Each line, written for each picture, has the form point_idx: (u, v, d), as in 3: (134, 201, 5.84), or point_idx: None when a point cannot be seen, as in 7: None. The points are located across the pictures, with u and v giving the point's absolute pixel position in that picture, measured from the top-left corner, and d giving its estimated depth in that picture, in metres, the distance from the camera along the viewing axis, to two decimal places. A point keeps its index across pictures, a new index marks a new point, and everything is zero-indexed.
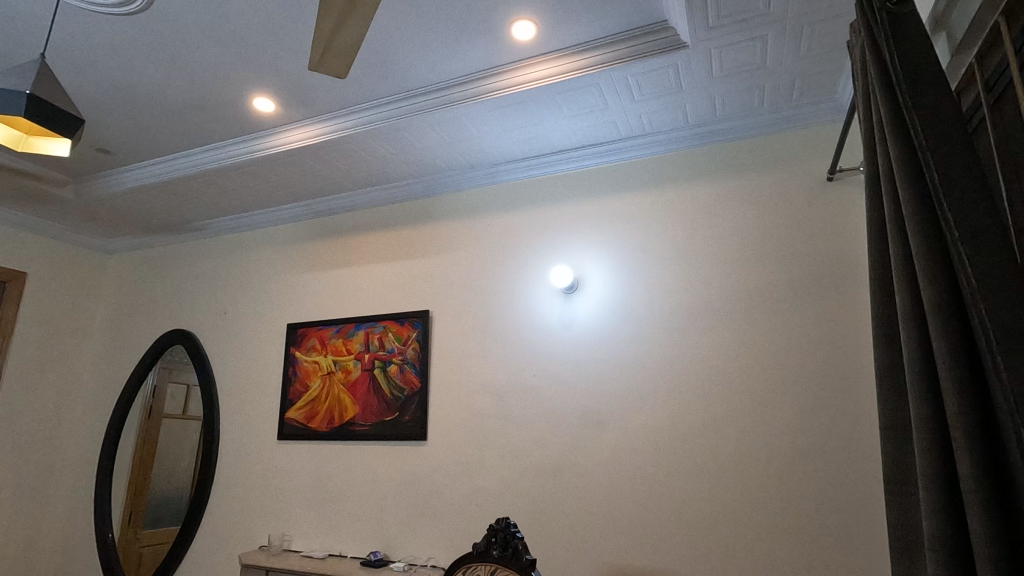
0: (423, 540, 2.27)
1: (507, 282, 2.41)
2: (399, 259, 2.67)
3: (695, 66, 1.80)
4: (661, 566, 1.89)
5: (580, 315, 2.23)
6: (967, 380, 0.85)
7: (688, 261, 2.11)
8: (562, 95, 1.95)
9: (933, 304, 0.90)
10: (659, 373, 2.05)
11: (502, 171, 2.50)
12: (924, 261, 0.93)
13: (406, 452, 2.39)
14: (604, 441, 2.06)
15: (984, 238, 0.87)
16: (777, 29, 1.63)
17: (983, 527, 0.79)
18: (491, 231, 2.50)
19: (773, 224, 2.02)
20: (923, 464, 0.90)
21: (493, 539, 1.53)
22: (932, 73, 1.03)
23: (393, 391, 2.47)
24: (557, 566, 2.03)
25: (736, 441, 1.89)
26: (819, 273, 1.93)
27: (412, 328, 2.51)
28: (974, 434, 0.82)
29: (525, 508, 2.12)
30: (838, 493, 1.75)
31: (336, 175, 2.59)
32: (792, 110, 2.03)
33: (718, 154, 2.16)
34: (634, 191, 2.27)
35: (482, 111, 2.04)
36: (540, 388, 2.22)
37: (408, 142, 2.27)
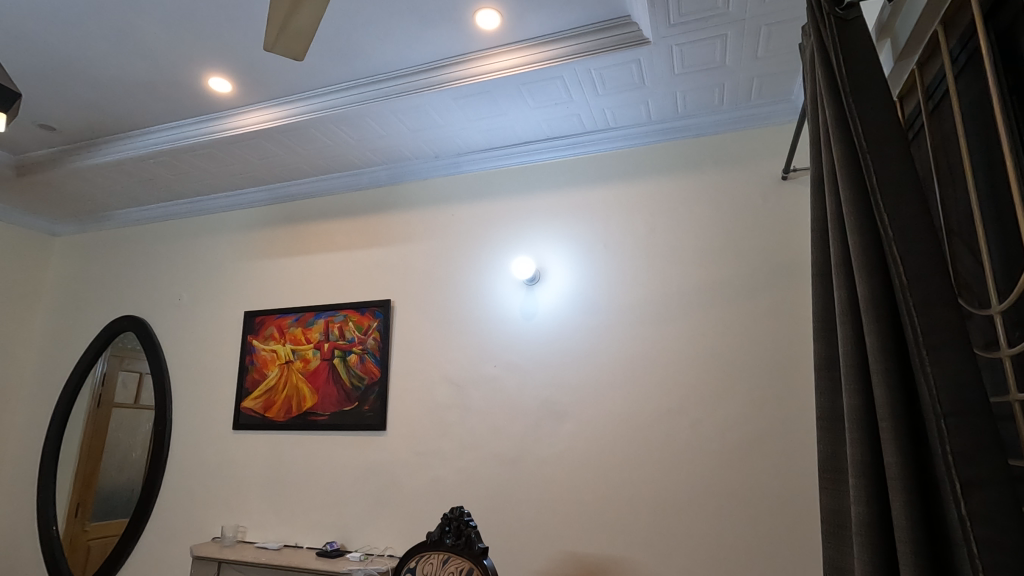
0: (381, 530, 2.26)
1: (470, 272, 2.40)
2: (360, 247, 2.63)
3: (656, 63, 1.82)
4: (613, 553, 1.94)
5: (542, 308, 2.25)
6: (895, 373, 0.89)
7: (649, 256, 2.15)
8: (526, 86, 1.94)
9: (868, 301, 0.94)
10: (617, 365, 2.09)
11: (467, 160, 2.48)
12: (860, 258, 0.97)
13: (365, 442, 2.38)
14: (562, 430, 2.10)
15: (916, 239, 0.91)
16: (735, 29, 1.67)
17: (904, 511, 0.83)
18: (455, 221, 2.48)
19: (728, 220, 2.07)
20: (853, 452, 0.95)
21: (447, 528, 1.54)
22: (874, 78, 1.07)
23: (353, 381, 2.45)
24: (512, 555, 2.05)
25: (688, 432, 1.95)
26: (771, 269, 1.99)
27: (373, 317, 2.49)
28: (901, 424, 0.87)
29: (482, 498, 2.14)
30: (782, 481, 1.82)
31: (296, 160, 2.52)
32: (750, 109, 2.08)
33: (678, 150, 2.20)
34: (597, 184, 2.29)
35: (446, 99, 2.02)
36: (501, 378, 2.23)
37: (370, 128, 2.23)
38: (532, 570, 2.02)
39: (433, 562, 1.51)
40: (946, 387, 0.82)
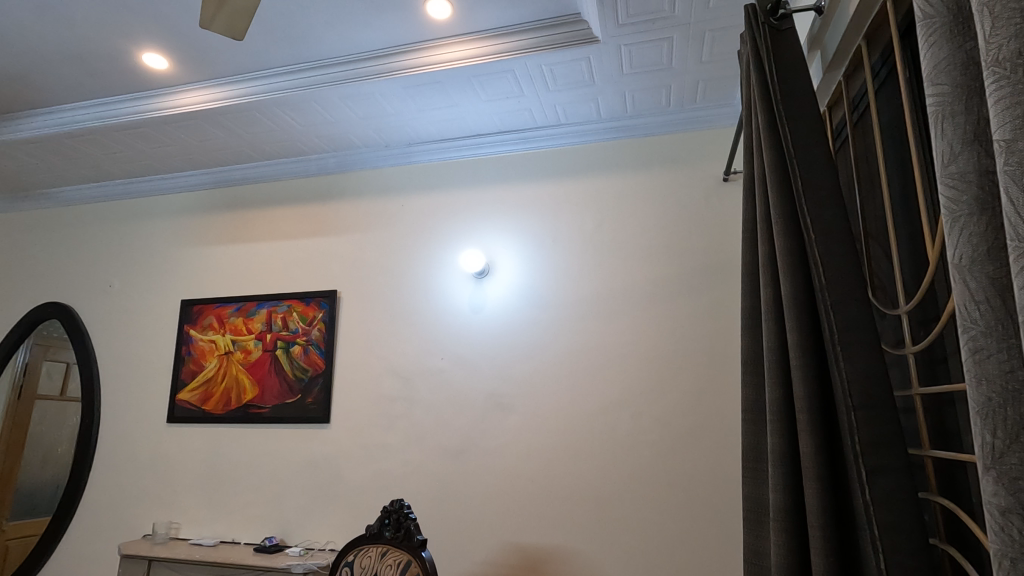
0: (322, 524, 2.23)
1: (420, 264, 2.39)
2: (306, 236, 2.57)
3: (606, 62, 1.84)
4: (554, 542, 1.97)
5: (490, 302, 2.25)
6: (812, 368, 0.95)
7: (596, 252, 2.19)
8: (478, 78, 1.93)
9: (790, 299, 0.99)
10: (563, 358, 2.12)
11: (417, 151, 2.45)
12: (784, 259, 1.02)
13: (307, 435, 2.33)
14: (507, 422, 2.12)
15: (834, 241, 0.98)
16: (681, 32, 1.70)
17: (816, 497, 0.89)
18: (406, 212, 2.45)
19: (672, 219, 2.13)
20: (773, 443, 1.00)
21: (387, 521, 1.54)
22: (801, 89, 1.13)
23: (296, 373, 2.39)
24: (454, 546, 2.06)
25: (629, 425, 2.00)
26: (709, 267, 2.06)
27: (318, 308, 2.44)
28: (816, 415, 0.92)
29: (426, 490, 2.14)
30: (713, 470, 1.90)
31: (238, 143, 2.43)
32: (695, 110, 2.14)
33: (626, 148, 2.24)
34: (547, 179, 2.31)
35: (396, 88, 1.99)
36: (448, 371, 2.23)
37: (317, 113, 2.17)
38: (475, 560, 2.03)
39: (372, 555, 1.50)
40: (857, 382, 0.88)
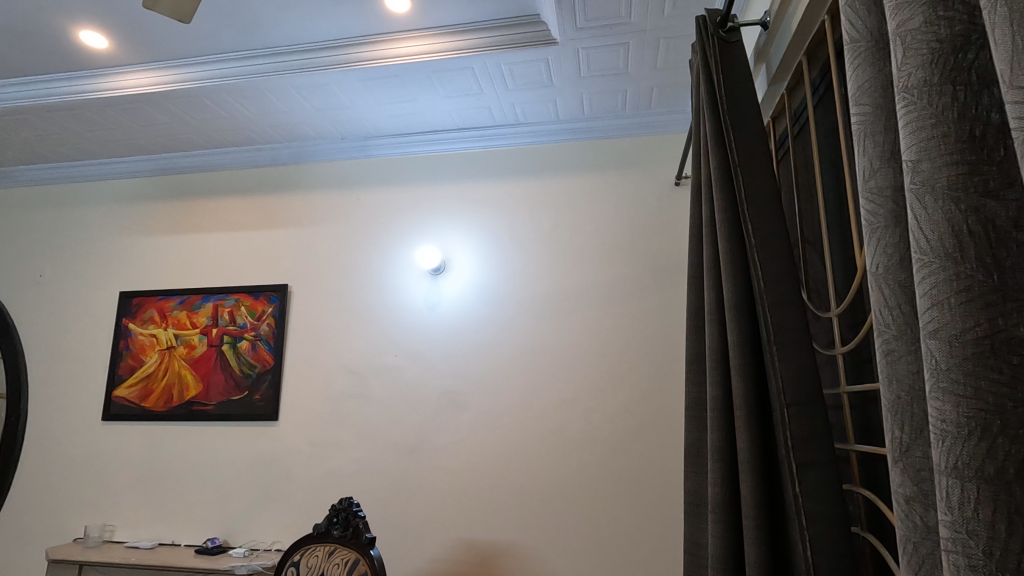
0: (268, 524, 2.17)
1: (375, 260, 2.36)
2: (257, 228, 2.49)
3: (564, 64, 1.86)
4: (504, 538, 1.99)
5: (446, 299, 2.25)
6: (750, 367, 0.99)
7: (551, 252, 2.21)
8: (436, 74, 1.92)
9: (732, 302, 1.04)
10: (517, 356, 2.14)
11: (374, 145, 2.42)
12: (727, 263, 1.07)
13: (254, 433, 2.27)
14: (460, 419, 2.12)
15: (772, 247, 1.03)
16: (637, 39, 1.74)
17: (751, 490, 0.93)
18: (361, 206, 2.42)
19: (626, 220, 2.19)
20: (714, 439, 1.04)
21: (335, 519, 1.52)
22: (746, 101, 1.19)
23: (243, 369, 2.32)
24: (405, 544, 2.05)
25: (580, 421, 2.04)
26: (659, 268, 2.12)
27: (267, 302, 2.37)
28: (752, 413, 0.97)
29: (376, 488, 2.12)
30: (659, 465, 1.96)
31: (184, 130, 2.33)
32: (650, 115, 2.19)
33: (583, 149, 2.28)
34: (505, 177, 2.32)
35: (352, 80, 1.95)
36: (402, 368, 2.22)
37: (270, 102, 2.11)
38: (425, 557, 2.03)
39: (318, 554, 1.47)
40: (790, 381, 0.93)
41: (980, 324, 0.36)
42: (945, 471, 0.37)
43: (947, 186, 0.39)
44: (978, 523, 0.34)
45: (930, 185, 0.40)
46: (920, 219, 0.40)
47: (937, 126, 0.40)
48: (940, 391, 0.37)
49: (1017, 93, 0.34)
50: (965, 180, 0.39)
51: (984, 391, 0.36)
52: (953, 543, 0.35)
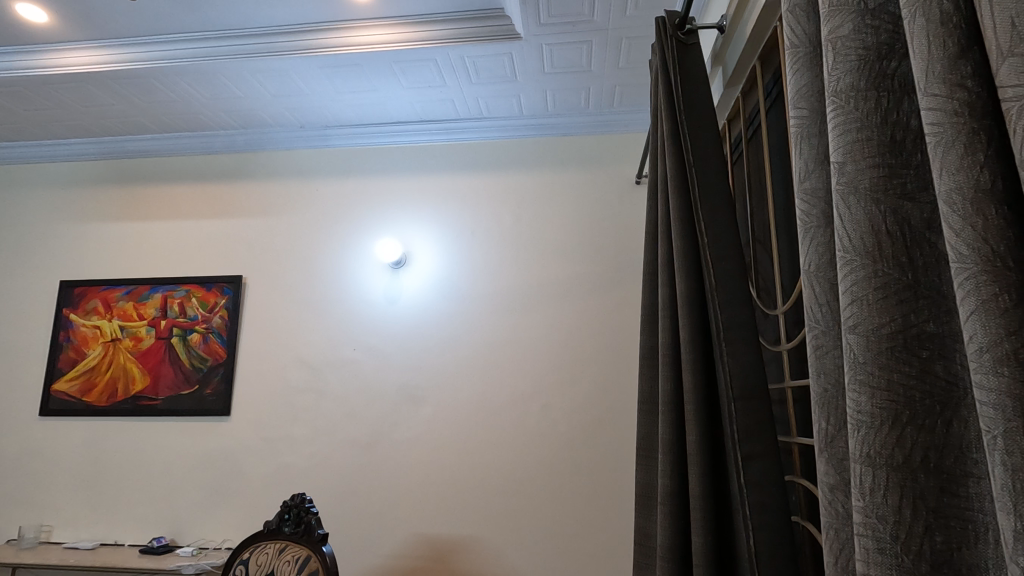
0: (218, 522, 2.11)
1: (333, 252, 2.31)
2: (210, 217, 2.41)
3: (527, 59, 1.87)
4: (462, 532, 1.99)
5: (406, 293, 2.23)
6: (700, 363, 1.02)
7: (513, 247, 2.22)
8: (398, 65, 1.89)
9: (684, 298, 1.06)
10: (477, 351, 2.14)
11: (334, 135, 2.37)
12: (680, 261, 1.09)
13: (204, 429, 2.20)
14: (419, 414, 2.11)
15: (723, 245, 1.06)
16: (600, 37, 1.76)
17: (698, 481, 0.96)
18: (321, 197, 2.37)
19: (586, 217, 2.21)
20: (664, 432, 1.07)
21: (286, 516, 1.49)
22: (702, 103, 1.22)
23: (193, 362, 2.24)
24: (360, 540, 2.02)
25: (539, 416, 2.05)
26: (618, 265, 2.15)
27: (220, 294, 2.30)
28: (701, 407, 0.99)
29: (332, 483, 2.08)
30: (614, 458, 1.99)
31: (133, 112, 2.23)
32: (612, 114, 2.22)
33: (547, 146, 2.29)
34: (468, 171, 2.31)
35: (312, 67, 1.91)
36: (359, 362, 2.18)
37: (224, 87, 2.03)
38: (381, 553, 2.01)
39: (269, 551, 1.44)
40: (737, 375, 0.96)
41: (894, 319, 0.38)
42: (859, 459, 0.38)
43: (869, 187, 0.41)
44: (886, 508, 0.36)
45: (853, 186, 0.41)
46: (844, 218, 0.42)
47: (861, 130, 0.42)
48: (857, 383, 0.39)
49: (933, 99, 0.36)
50: (885, 182, 0.40)
51: (896, 383, 0.38)
52: (864, 528, 0.37)
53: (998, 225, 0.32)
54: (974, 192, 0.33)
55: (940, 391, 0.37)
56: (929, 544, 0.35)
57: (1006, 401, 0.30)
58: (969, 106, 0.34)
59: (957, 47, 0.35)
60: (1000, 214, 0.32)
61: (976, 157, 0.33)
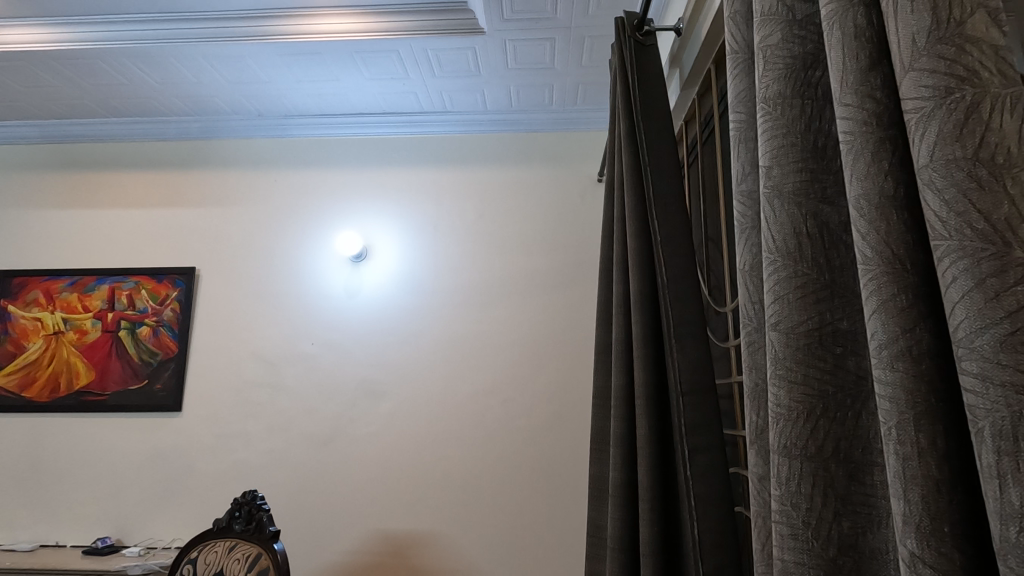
0: (168, 521, 2.04)
1: (292, 245, 2.26)
2: (162, 206, 2.32)
3: (490, 54, 1.86)
4: (420, 527, 1.99)
5: (367, 286, 2.20)
6: (651, 358, 1.05)
7: (475, 241, 2.22)
8: (359, 55, 1.86)
9: (638, 295, 1.09)
10: (438, 346, 2.13)
11: (294, 124, 2.32)
12: (634, 259, 1.12)
13: (154, 425, 2.13)
14: (379, 409, 2.09)
15: (676, 243, 1.08)
16: (563, 35, 1.76)
17: (647, 474, 0.98)
18: (279, 188, 2.31)
19: (548, 214, 2.22)
20: (617, 426, 1.09)
21: (237, 514, 1.46)
22: (659, 104, 1.24)
23: (142, 357, 2.16)
24: (316, 537, 2.00)
25: (499, 410, 2.06)
26: (579, 262, 2.17)
27: (172, 286, 2.22)
28: (651, 401, 1.02)
29: (288, 480, 2.05)
30: (571, 452, 2.02)
31: (78, 94, 2.12)
32: (575, 112, 2.24)
33: (510, 142, 2.30)
34: (431, 165, 2.30)
35: (269, 54, 1.86)
36: (318, 356, 2.15)
37: (176, 71, 1.96)
38: (338, 550, 1.98)
39: (218, 549, 1.41)
40: (687, 370, 0.98)
41: (812, 318, 0.40)
42: (778, 451, 0.40)
43: (793, 191, 0.43)
44: (799, 496, 0.38)
45: (779, 190, 0.43)
46: (769, 219, 0.44)
47: (787, 136, 0.44)
48: (777, 377, 0.41)
49: (846, 108, 0.37)
50: (807, 187, 0.42)
51: (812, 377, 0.40)
52: (780, 515, 0.39)
53: (899, 229, 0.34)
54: (880, 197, 0.35)
55: (852, 385, 0.39)
56: (838, 530, 0.37)
57: (900, 395, 0.32)
58: (876, 116, 0.36)
59: (869, 60, 0.37)
60: (902, 218, 0.34)
61: (882, 165, 0.35)
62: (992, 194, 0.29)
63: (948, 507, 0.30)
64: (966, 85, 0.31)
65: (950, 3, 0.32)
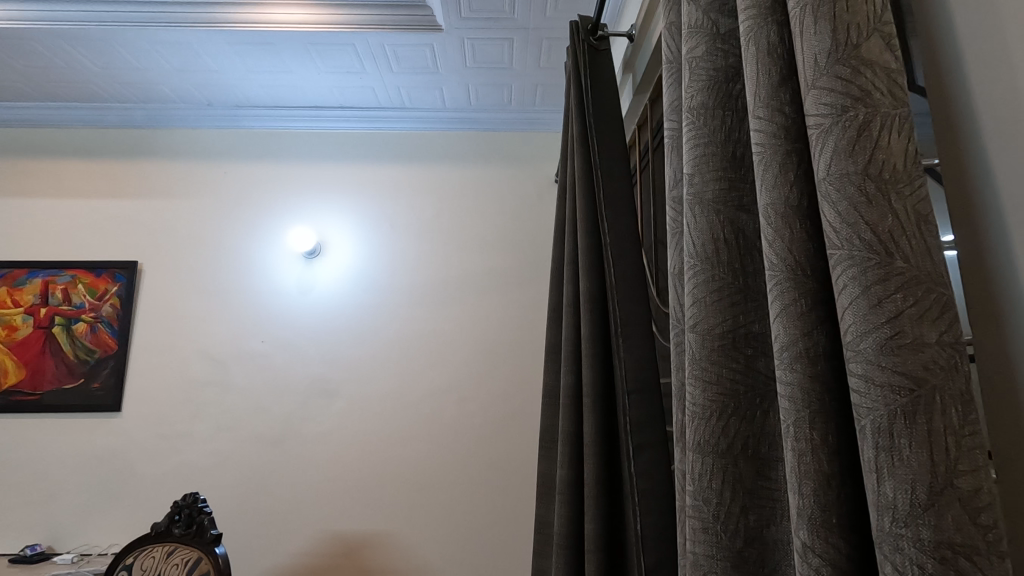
0: (105, 526, 1.95)
1: (243, 240, 2.20)
2: (102, 196, 2.22)
3: (449, 52, 1.85)
4: (372, 527, 1.96)
5: (321, 283, 2.16)
6: (599, 358, 1.07)
7: (432, 240, 2.21)
8: (314, 47, 1.83)
9: (588, 296, 1.11)
10: (393, 344, 2.11)
11: (245, 115, 2.25)
12: (584, 260, 1.14)
13: (91, 426, 2.03)
14: (331, 408, 2.05)
15: (624, 245, 1.11)
16: (522, 36, 1.77)
17: (594, 472, 0.99)
18: (230, 181, 2.25)
19: (506, 214, 2.23)
20: (565, 424, 1.11)
21: (177, 517, 1.41)
22: (610, 108, 1.26)
23: (78, 355, 2.06)
24: (264, 540, 1.94)
25: (454, 409, 2.06)
26: (536, 262, 2.19)
27: (112, 280, 2.12)
28: (597, 400, 1.04)
29: (235, 481, 1.99)
30: (525, 450, 2.04)
31: (9, 76, 2.00)
32: (534, 113, 2.25)
33: (469, 140, 2.30)
34: (388, 162, 2.27)
35: (218, 42, 1.79)
36: (268, 355, 2.09)
37: (118, 55, 1.87)
38: (286, 553, 1.93)
39: (156, 555, 1.36)
40: (633, 369, 0.99)
41: (726, 320, 0.42)
42: (693, 448, 0.42)
43: (712, 199, 0.44)
44: (710, 491, 0.40)
45: (699, 197, 0.45)
46: (690, 225, 0.45)
47: (708, 146, 0.46)
48: (694, 377, 0.43)
49: (759, 121, 0.39)
50: (726, 195, 0.44)
51: (725, 377, 0.41)
52: (694, 509, 0.41)
53: (801, 238, 0.36)
54: (785, 207, 0.37)
55: (761, 385, 0.41)
56: (744, 523, 0.39)
57: (797, 394, 0.34)
58: (784, 129, 0.38)
59: (779, 76, 0.39)
60: (803, 227, 0.36)
61: (787, 177, 0.37)
62: (878, 207, 0.32)
63: (835, 499, 0.32)
64: (859, 104, 0.33)
65: (849, 27, 0.34)
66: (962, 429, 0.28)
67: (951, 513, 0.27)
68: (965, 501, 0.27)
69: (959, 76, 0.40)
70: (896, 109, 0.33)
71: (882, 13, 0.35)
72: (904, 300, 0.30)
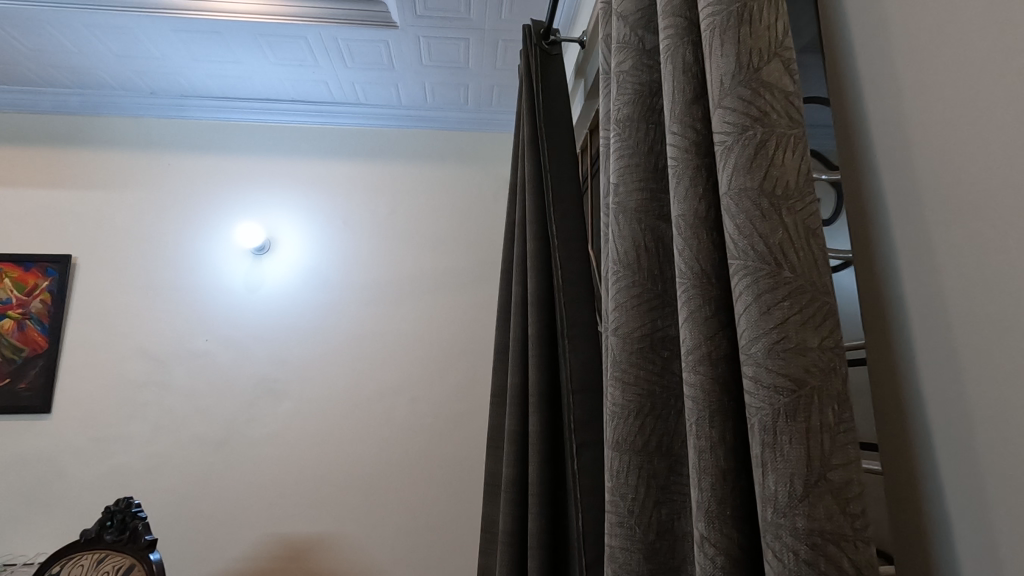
0: (31, 533, 1.85)
1: (187, 234, 2.12)
2: (32, 186, 2.09)
3: (404, 50, 1.84)
4: (320, 529, 1.93)
5: (269, 280, 2.10)
6: (545, 358, 1.09)
7: (386, 238, 2.19)
8: (264, 38, 1.78)
9: (536, 297, 1.13)
10: (344, 344, 2.08)
11: (191, 106, 2.17)
12: (533, 262, 1.16)
13: (17, 429, 1.92)
14: (279, 409, 2.01)
15: (571, 247, 1.13)
16: (477, 36, 1.77)
17: (537, 470, 1.01)
18: (174, 173, 2.16)
19: (461, 213, 2.23)
20: (512, 423, 1.12)
21: (109, 523, 1.35)
22: (560, 112, 1.29)
23: (4, 353, 1.95)
24: (205, 545, 1.88)
25: (406, 408, 2.05)
26: (490, 262, 2.20)
27: (42, 275, 2.01)
28: (543, 399, 1.06)
29: (175, 485, 1.92)
30: (476, 449, 2.04)
31: None
32: (490, 114, 2.26)
33: (424, 139, 2.29)
34: (341, 158, 2.24)
35: (161, 29, 1.72)
36: (213, 354, 2.03)
37: (50, 38, 1.77)
38: (229, 558, 1.88)
39: (84, 563, 1.30)
40: (577, 369, 1.02)
41: (645, 324, 0.44)
42: (613, 446, 0.44)
43: (635, 207, 0.46)
44: (627, 487, 0.42)
45: (623, 206, 0.47)
46: (615, 233, 0.47)
47: (633, 157, 0.48)
48: (615, 377, 0.45)
49: (674, 135, 0.41)
50: (648, 204, 0.46)
51: (642, 378, 0.44)
52: (612, 505, 0.43)
53: (708, 248, 0.38)
54: (693, 218, 0.39)
55: (675, 386, 0.43)
56: (656, 517, 0.41)
57: (700, 394, 0.36)
58: (695, 145, 0.40)
59: (692, 94, 0.41)
60: (710, 238, 0.38)
61: (697, 190, 0.39)
62: (771, 221, 0.34)
63: (729, 493, 0.34)
64: (758, 124, 0.36)
65: (751, 51, 0.37)
66: (838, 427, 0.31)
67: (823, 504, 0.30)
68: (836, 492, 0.30)
69: (860, 101, 0.44)
70: (792, 129, 0.35)
71: (783, 38, 0.37)
72: (790, 308, 0.32)
